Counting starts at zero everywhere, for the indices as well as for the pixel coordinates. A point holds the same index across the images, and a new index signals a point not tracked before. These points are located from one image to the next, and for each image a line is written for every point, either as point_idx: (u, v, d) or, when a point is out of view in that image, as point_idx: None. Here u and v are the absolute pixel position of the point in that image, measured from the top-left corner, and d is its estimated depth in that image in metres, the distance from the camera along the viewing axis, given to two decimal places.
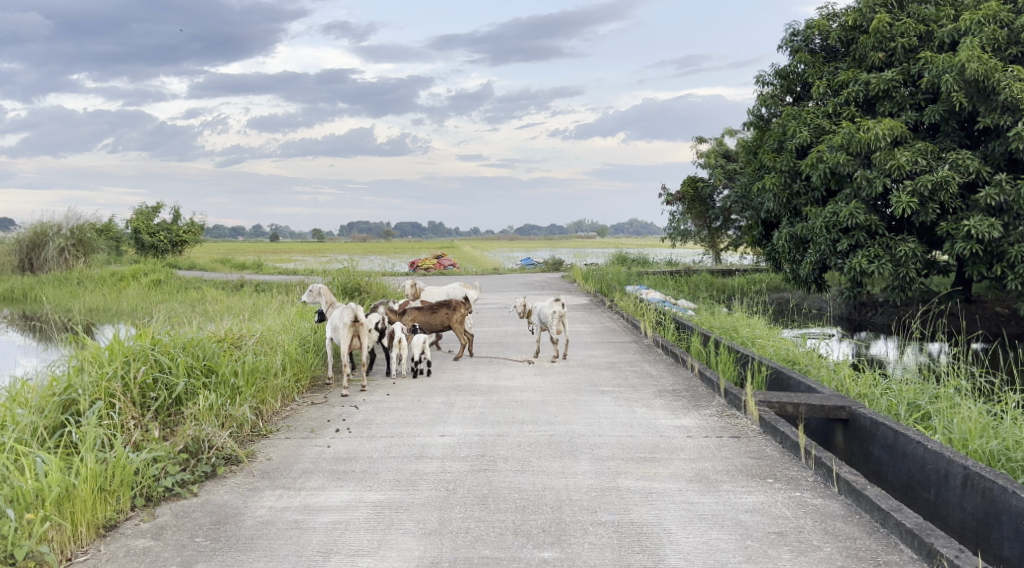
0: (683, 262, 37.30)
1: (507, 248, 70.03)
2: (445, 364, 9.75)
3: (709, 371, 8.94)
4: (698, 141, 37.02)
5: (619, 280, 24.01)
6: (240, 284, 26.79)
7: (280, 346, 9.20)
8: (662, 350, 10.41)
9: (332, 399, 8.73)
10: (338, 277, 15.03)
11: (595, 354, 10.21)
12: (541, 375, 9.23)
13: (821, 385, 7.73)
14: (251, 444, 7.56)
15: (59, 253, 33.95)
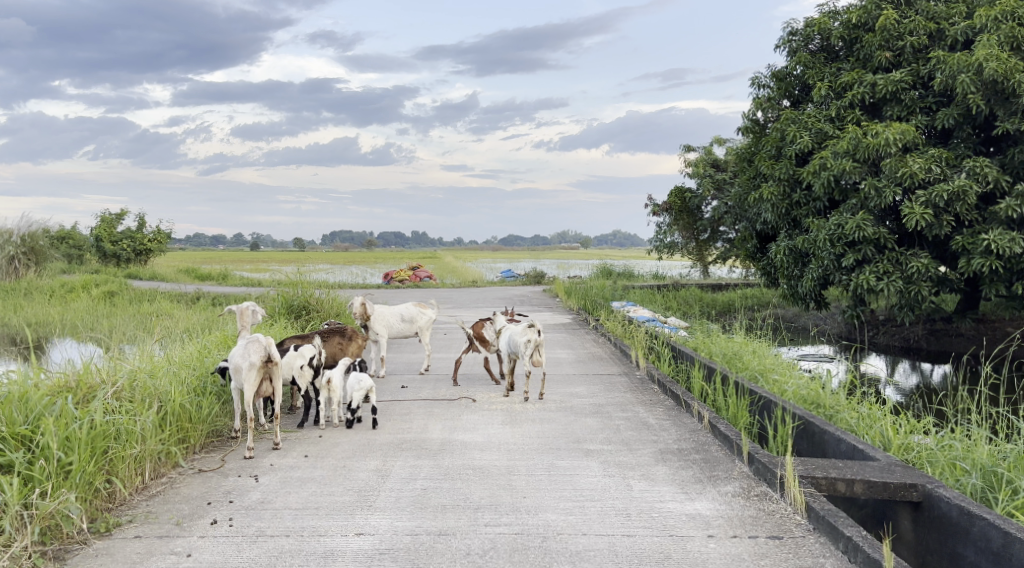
0: (671, 275, 35.74)
1: (490, 259, 68.44)
2: (392, 410, 8.05)
3: (723, 423, 7.29)
4: (685, 149, 35.49)
5: (605, 295, 22.41)
6: (196, 297, 25.07)
7: (154, 396, 7.36)
8: (659, 387, 8.76)
9: (231, 466, 7.00)
10: (287, 293, 13.27)
11: (577, 393, 8.54)
12: (509, 425, 7.54)
13: (873, 449, 6.27)
14: (63, 558, 5.75)
15: (9, 262, 32.19)
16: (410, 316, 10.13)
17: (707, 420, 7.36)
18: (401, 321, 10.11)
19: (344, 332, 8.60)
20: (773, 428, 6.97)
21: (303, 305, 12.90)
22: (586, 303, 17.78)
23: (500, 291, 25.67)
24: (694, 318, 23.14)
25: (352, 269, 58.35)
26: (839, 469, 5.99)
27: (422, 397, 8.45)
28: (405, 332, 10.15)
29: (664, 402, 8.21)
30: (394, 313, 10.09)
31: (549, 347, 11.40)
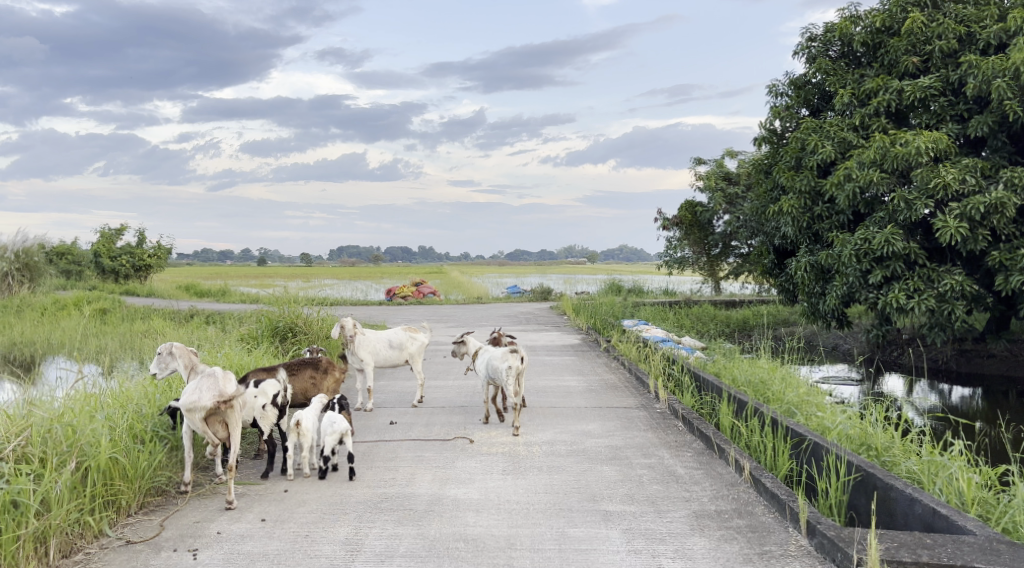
0: (681, 292, 34.72)
1: (497, 274, 67.52)
2: (375, 456, 7.07)
3: (767, 477, 6.30)
4: (696, 163, 34.58)
5: (616, 314, 21.39)
6: (191, 314, 24.17)
7: (77, 452, 6.49)
8: (684, 426, 7.76)
9: (172, 535, 6.02)
10: (272, 313, 12.30)
11: (589, 433, 7.56)
12: (512, 476, 6.56)
13: (959, 515, 5.29)
14: None
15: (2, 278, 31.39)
16: (399, 342, 9.24)
17: (748, 472, 6.36)
18: (390, 348, 9.20)
19: (319, 364, 7.84)
20: (826, 482, 5.97)
21: (290, 327, 11.93)
22: (596, 321, 16.80)
23: (505, 309, 24.67)
24: (709, 338, 22.12)
25: (356, 284, 57.47)
26: (931, 550, 4.94)
27: (414, 438, 7.49)
28: (395, 360, 9.22)
29: (692, 446, 7.20)
30: (382, 339, 9.19)
31: (556, 374, 10.41)
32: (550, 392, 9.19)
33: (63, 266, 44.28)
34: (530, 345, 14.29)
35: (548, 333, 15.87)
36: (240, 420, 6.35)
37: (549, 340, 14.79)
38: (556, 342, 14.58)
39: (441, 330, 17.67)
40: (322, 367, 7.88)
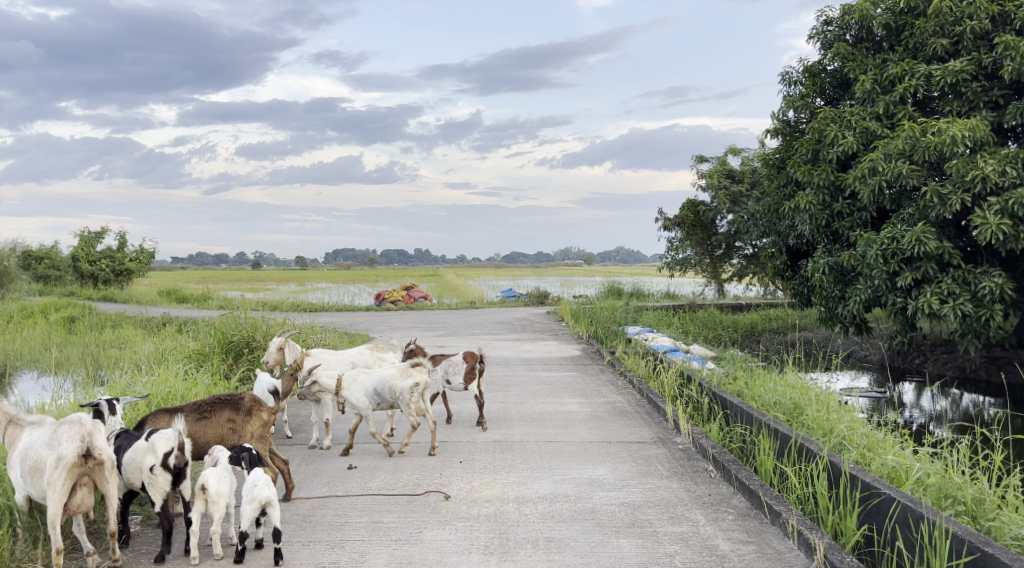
0: (683, 295, 33.26)
1: (492, 277, 65.99)
2: (323, 526, 5.64)
3: (848, 561, 4.93)
4: (698, 160, 33.14)
5: (619, 320, 19.99)
6: (164, 322, 22.80)
7: None
8: (717, 472, 6.39)
9: None
10: (228, 326, 10.87)
11: (597, 483, 6.17)
12: (496, 558, 5.12)
13: None
14: None
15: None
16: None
17: (821, 555, 5.00)
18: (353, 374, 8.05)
19: (239, 407, 6.83)
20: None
21: (247, 343, 10.49)
22: (597, 329, 15.39)
23: (499, 314, 23.27)
24: (717, 346, 20.70)
25: (349, 287, 56.05)
26: None
27: (378, 493, 6.12)
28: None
29: (735, 505, 5.86)
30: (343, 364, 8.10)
31: (554, 395, 8.98)
32: (546, 421, 7.76)
33: (44, 270, 42.97)
34: (524, 357, 12.87)
35: (543, 344, 14.51)
36: (112, 479, 6.01)
37: (544, 352, 13.38)
38: (552, 354, 13.15)
39: (427, 338, 16.25)
40: (244, 411, 6.86)
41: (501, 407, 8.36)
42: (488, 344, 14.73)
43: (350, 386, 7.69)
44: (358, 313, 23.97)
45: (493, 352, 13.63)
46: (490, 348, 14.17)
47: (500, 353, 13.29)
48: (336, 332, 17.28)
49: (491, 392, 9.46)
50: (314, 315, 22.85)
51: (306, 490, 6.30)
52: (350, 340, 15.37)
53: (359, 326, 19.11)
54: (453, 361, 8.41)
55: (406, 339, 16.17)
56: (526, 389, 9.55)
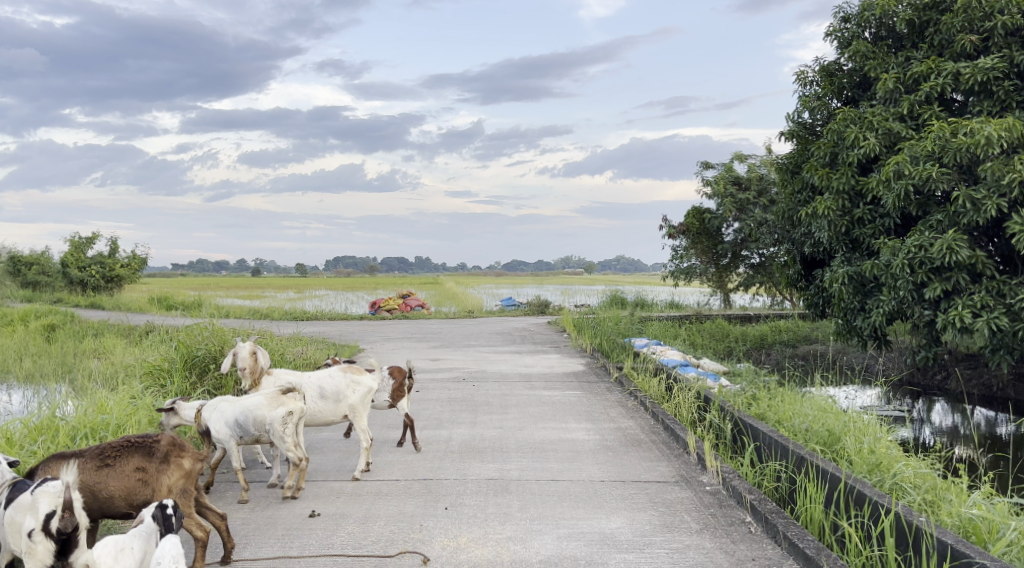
0: (688, 305, 32.21)
1: (492, 285, 64.90)
2: None
3: None
4: (704, 166, 32.12)
5: (624, 332, 18.96)
6: (147, 331, 21.81)
7: None
8: (758, 527, 5.41)
9: None
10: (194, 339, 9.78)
11: (611, 541, 5.20)
12: None
13: None
14: None
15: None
16: (333, 388, 7.14)
17: None
18: (320, 399, 7.12)
19: (152, 453, 5.98)
20: None
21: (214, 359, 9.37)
22: (602, 341, 14.35)
23: (497, 325, 22.25)
24: (727, 360, 19.64)
25: (348, 294, 55.06)
26: None
27: (343, 553, 5.17)
28: (328, 414, 7.13)
29: None
30: (310, 385, 7.16)
31: (557, 418, 7.97)
32: (548, 451, 6.77)
33: (34, 276, 42.08)
34: (522, 372, 11.82)
35: (543, 357, 13.49)
36: None
37: (545, 367, 12.32)
38: (555, 369, 12.10)
39: (420, 350, 15.21)
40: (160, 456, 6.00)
41: (494, 433, 7.34)
42: (484, 357, 13.69)
43: (212, 414, 6.73)
44: (350, 323, 22.96)
45: (490, 365, 12.60)
46: (486, 361, 13.15)
47: (498, 368, 12.24)
48: (324, 343, 16.26)
49: (485, 413, 8.43)
50: (304, 324, 21.84)
51: (256, 549, 5.36)
52: (337, 352, 14.33)
53: (350, 337, 18.11)
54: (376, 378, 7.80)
55: (397, 350, 15.14)
56: (525, 411, 8.52)
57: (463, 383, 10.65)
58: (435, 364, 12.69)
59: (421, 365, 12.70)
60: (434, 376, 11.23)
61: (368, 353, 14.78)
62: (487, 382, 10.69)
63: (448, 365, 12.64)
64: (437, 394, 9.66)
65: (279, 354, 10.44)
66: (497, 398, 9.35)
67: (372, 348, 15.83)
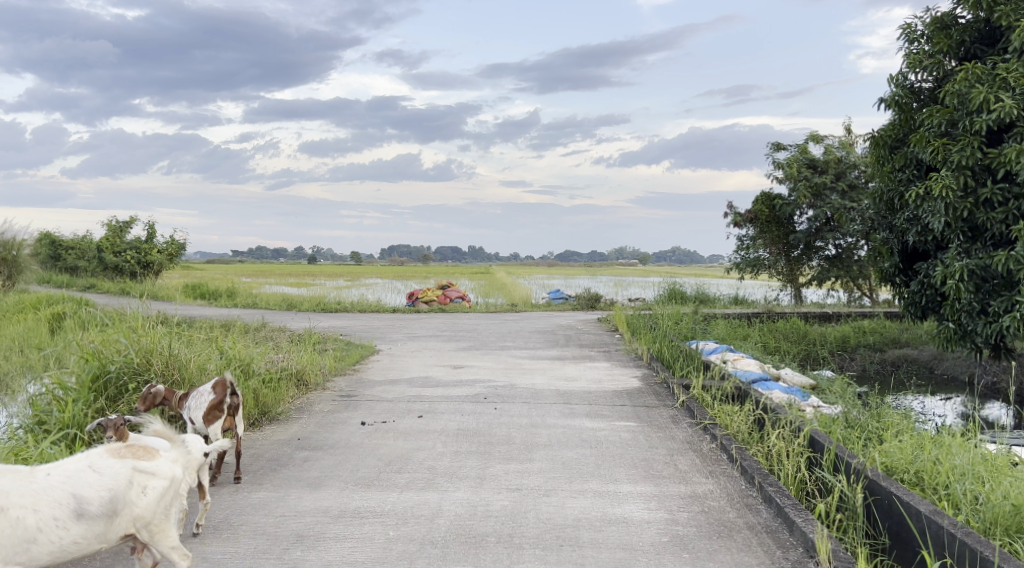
0: (755, 300, 29.28)
1: (543, 275, 62.16)
2: None
3: None
4: (776, 147, 29.14)
5: (687, 334, 16.32)
6: (157, 321, 19.91)
7: None
8: None
9: None
10: (116, 338, 7.27)
11: None
12: None
13: None
14: None
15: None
16: (101, 497, 4.82)
17: None
18: (75, 522, 4.77)
19: None
20: None
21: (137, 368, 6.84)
22: (661, 346, 11.80)
23: (540, 321, 19.79)
24: (805, 368, 16.85)
25: (394, 284, 53.21)
26: None
27: None
28: (95, 540, 4.81)
29: None
30: (57, 496, 4.79)
31: (600, 476, 5.50)
32: (583, 552, 4.34)
33: (74, 260, 41.05)
34: (558, 388, 9.32)
35: (587, 367, 10.97)
36: None
37: (588, 382, 9.80)
38: (601, 385, 9.58)
39: (442, 352, 12.81)
40: None
41: (505, 504, 4.95)
42: (515, 364, 11.24)
43: None
44: (379, 316, 20.76)
45: (521, 376, 10.13)
46: (516, 370, 10.71)
47: (530, 381, 9.76)
48: (333, 342, 14.00)
49: (500, 460, 5.97)
50: (327, 317, 19.66)
51: None
52: (340, 356, 11.99)
53: (370, 334, 15.82)
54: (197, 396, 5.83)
55: (415, 350, 12.78)
56: (554, 457, 6.04)
57: (480, 403, 8.19)
58: (453, 374, 10.27)
59: (436, 374, 10.28)
60: (447, 394, 8.81)
61: (381, 355, 12.45)
62: (512, 404, 8.22)
63: (469, 375, 10.21)
64: (440, 422, 7.24)
65: (242, 361, 8.08)
66: (520, 431, 6.87)
67: (389, 348, 13.49)
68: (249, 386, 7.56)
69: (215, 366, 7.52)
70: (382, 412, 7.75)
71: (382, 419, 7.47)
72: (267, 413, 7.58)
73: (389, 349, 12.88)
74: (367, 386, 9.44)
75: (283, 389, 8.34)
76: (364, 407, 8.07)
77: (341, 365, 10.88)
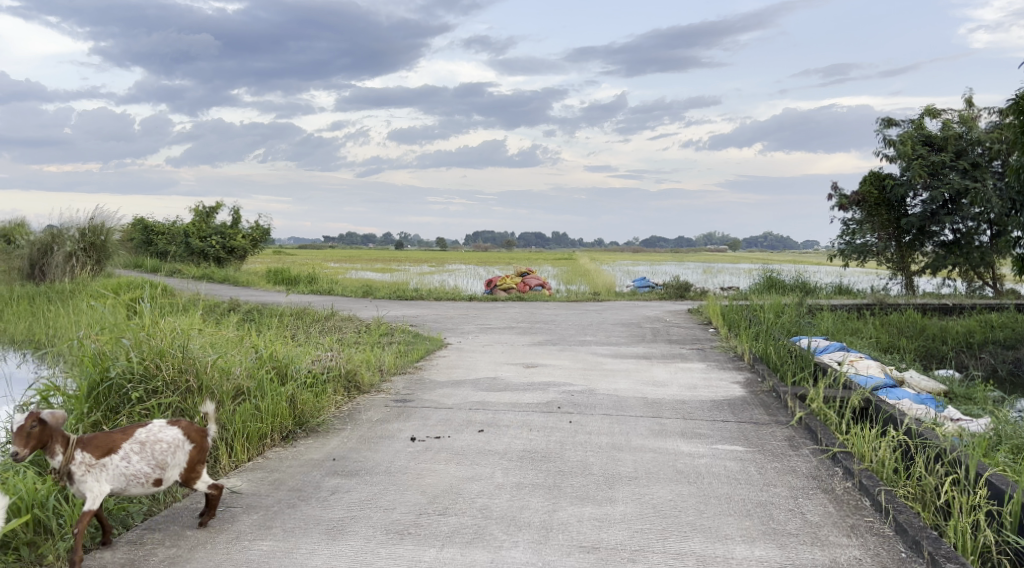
0: (860, 290, 27.21)
1: (630, 262, 60.40)
2: None
3: None
4: (886, 124, 27.02)
5: (792, 329, 14.70)
6: (230, 309, 19.26)
7: None
8: None
9: None
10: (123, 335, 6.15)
11: None
12: None
13: None
14: None
15: (67, 259, 28.15)
16: None
17: None
18: None
19: None
20: None
21: (143, 374, 5.71)
22: (765, 345, 10.34)
23: (625, 312, 18.37)
24: (928, 369, 15.01)
25: (478, 270, 52.34)
26: None
27: None
28: None
29: None
30: None
31: (703, 532, 4.25)
32: None
33: (164, 245, 41.45)
34: (646, 396, 7.99)
35: (680, 370, 9.58)
36: None
37: (680, 389, 8.42)
38: (696, 393, 8.19)
39: (517, 348, 11.58)
40: None
41: None
42: (596, 364, 9.95)
43: None
44: (456, 305, 19.67)
45: (602, 380, 8.83)
46: (597, 371, 9.43)
47: (613, 386, 8.45)
48: (401, 335, 12.90)
49: (572, 499, 4.76)
50: (401, 307, 18.68)
51: None
52: (405, 352, 10.86)
53: (443, 325, 14.71)
54: (158, 441, 4.82)
55: (487, 345, 11.60)
56: (641, 496, 4.79)
57: (552, 415, 6.94)
58: (525, 376, 9.04)
59: (506, 376, 9.07)
60: (515, 402, 7.59)
61: (450, 350, 11.29)
62: (591, 416, 6.96)
63: (544, 377, 8.96)
64: (502, 440, 6.03)
65: (277, 360, 6.93)
66: (597, 456, 5.62)
67: (460, 342, 12.35)
68: (282, 389, 6.41)
69: (243, 367, 6.35)
70: (436, 425, 6.57)
71: (435, 434, 6.30)
72: (304, 423, 6.44)
73: (458, 346, 11.75)
74: (426, 389, 8.28)
75: (325, 393, 7.17)
76: (417, 417, 6.92)
77: (401, 362, 9.72)
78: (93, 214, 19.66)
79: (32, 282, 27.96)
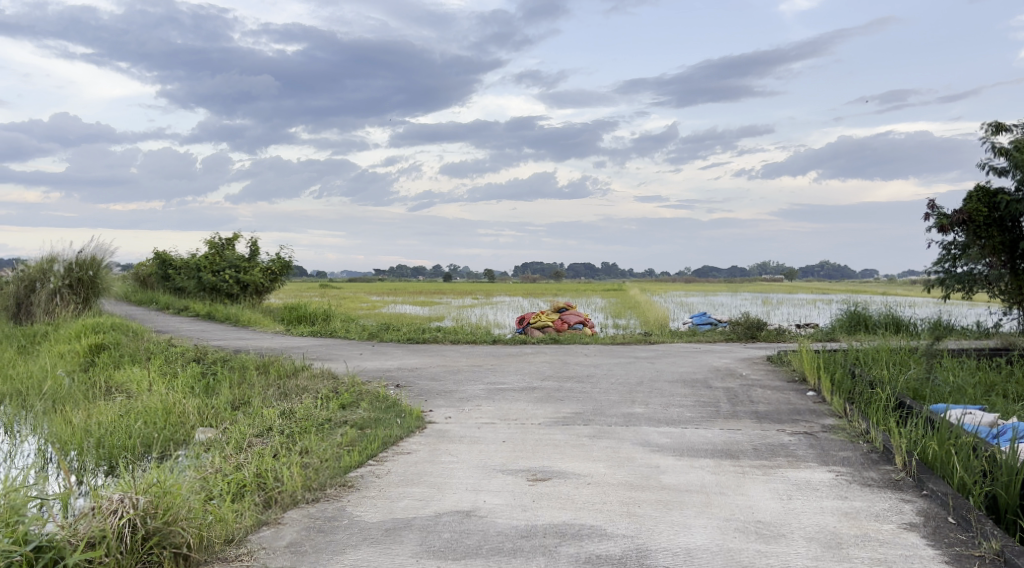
0: (968, 328, 22.62)
1: (686, 293, 55.62)
2: None
3: None
4: (995, 130, 22.58)
5: (921, 392, 10.54)
6: (195, 359, 15.48)
7: None
8: None
9: None
10: None
11: None
12: None
13: None
14: None
15: (51, 297, 24.20)
16: None
17: None
18: None
19: None
20: None
21: None
22: (927, 441, 6.23)
23: (686, 361, 14.20)
24: None
25: (522, 303, 48.26)
26: None
27: None
28: None
29: None
30: None
31: None
32: None
33: (180, 282, 38.09)
34: None
35: (796, 496, 5.57)
36: None
37: (812, 551, 4.45)
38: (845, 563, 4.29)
39: (527, 433, 7.62)
40: None
41: None
42: (649, 477, 5.98)
43: None
44: (475, 352, 15.68)
45: (660, 520, 4.91)
46: (650, 497, 5.46)
47: (681, 541, 4.54)
48: (365, 408, 8.95)
49: None
50: (402, 357, 14.70)
51: None
52: (348, 446, 6.95)
53: (441, 384, 10.77)
54: None
55: (483, 428, 7.68)
56: None
57: None
58: (520, 510, 5.12)
59: (489, 510, 5.13)
60: None
61: (424, 437, 7.39)
62: None
63: (556, 513, 5.04)
64: None
65: None
66: None
67: (449, 418, 8.42)
68: None
69: None
70: None
71: None
72: None
73: (437, 429, 7.82)
74: (325, 554, 4.48)
75: None
76: None
77: (321, 477, 5.81)
78: (87, 247, 19.11)
79: (16, 323, 24.33)
